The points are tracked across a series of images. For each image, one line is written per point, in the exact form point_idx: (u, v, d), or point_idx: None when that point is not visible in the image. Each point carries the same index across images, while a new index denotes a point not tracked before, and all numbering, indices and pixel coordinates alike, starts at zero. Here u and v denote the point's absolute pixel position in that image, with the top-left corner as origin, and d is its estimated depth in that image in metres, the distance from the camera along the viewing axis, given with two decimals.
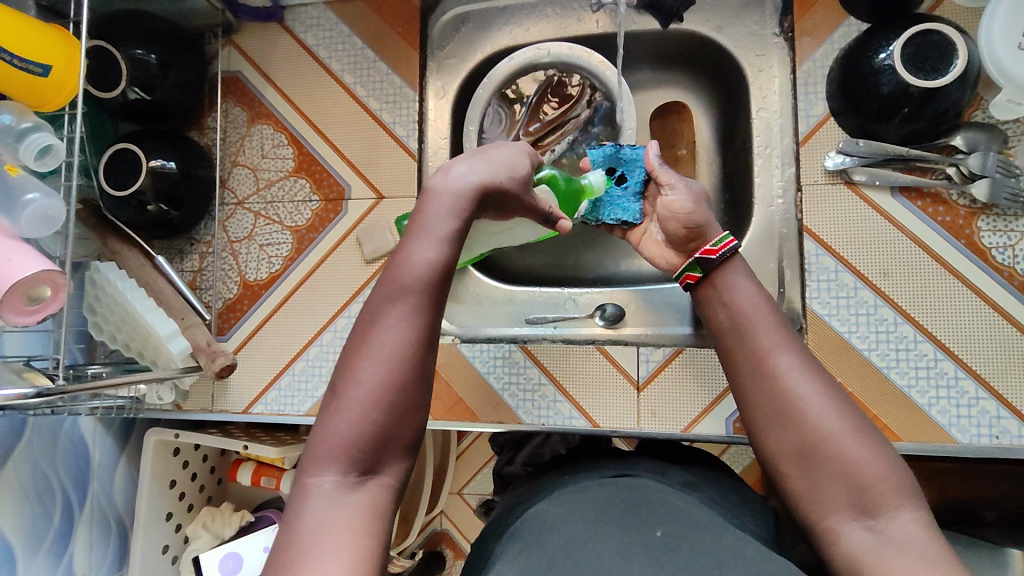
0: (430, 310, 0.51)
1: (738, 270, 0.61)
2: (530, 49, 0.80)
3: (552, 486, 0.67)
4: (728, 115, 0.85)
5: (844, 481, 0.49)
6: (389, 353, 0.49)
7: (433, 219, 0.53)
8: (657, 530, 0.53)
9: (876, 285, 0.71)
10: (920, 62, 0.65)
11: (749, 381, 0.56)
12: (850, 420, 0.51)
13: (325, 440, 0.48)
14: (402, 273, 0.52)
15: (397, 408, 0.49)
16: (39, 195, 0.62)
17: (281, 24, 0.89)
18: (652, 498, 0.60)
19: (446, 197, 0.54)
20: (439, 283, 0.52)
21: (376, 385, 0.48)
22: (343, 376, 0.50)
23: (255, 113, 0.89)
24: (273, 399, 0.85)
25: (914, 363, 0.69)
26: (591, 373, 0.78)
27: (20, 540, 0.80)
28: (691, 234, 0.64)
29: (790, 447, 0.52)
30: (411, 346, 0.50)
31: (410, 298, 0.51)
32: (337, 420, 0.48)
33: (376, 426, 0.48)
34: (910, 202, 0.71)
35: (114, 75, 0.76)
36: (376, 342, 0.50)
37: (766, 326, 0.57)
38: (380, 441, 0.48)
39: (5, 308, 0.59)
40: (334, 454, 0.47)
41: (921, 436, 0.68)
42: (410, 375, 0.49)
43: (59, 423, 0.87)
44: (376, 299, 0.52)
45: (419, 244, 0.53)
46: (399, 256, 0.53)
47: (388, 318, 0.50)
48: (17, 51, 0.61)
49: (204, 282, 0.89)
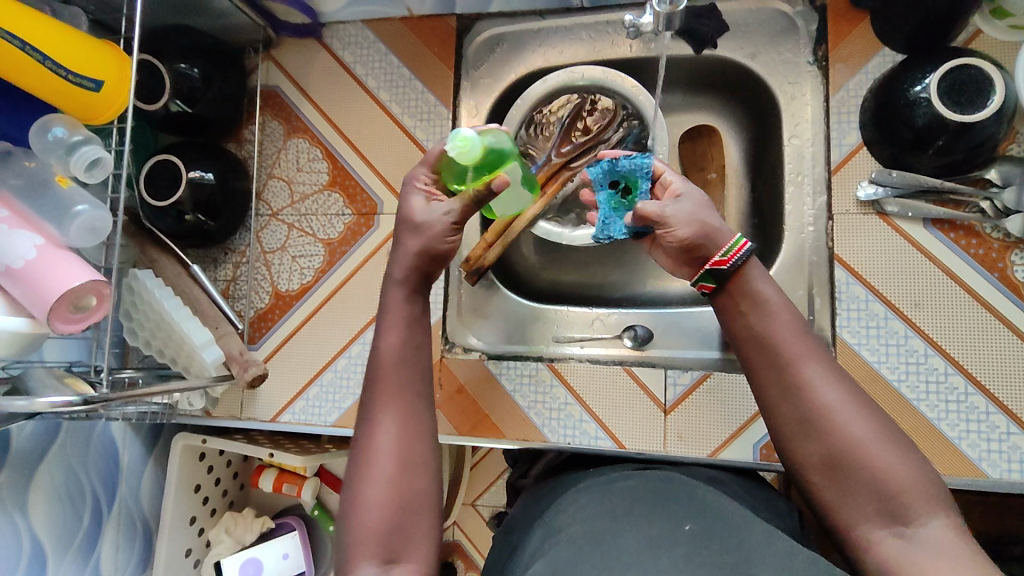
0: (404, 402, 0.58)
1: (755, 278, 0.60)
2: (564, 72, 0.82)
3: (576, 482, 0.71)
4: (760, 140, 0.86)
5: (875, 490, 0.50)
6: (385, 452, 0.55)
7: (386, 327, 0.61)
8: (685, 524, 0.55)
9: (907, 315, 0.71)
10: (956, 96, 0.66)
11: (774, 394, 0.56)
12: (877, 428, 0.52)
13: (348, 550, 0.53)
14: (374, 384, 0.59)
15: (403, 501, 0.54)
16: (88, 206, 0.64)
17: (320, 41, 0.91)
18: (686, 496, 0.60)
19: (396, 292, 0.62)
20: (407, 376, 0.59)
21: (380, 488, 0.54)
22: (356, 486, 0.55)
23: (291, 127, 0.91)
24: (301, 409, 0.86)
25: (945, 396, 0.69)
26: (617, 394, 0.78)
27: (50, 539, 0.82)
28: (693, 249, 0.61)
29: (818, 457, 0.53)
30: (405, 431, 0.56)
31: (390, 394, 0.58)
32: (358, 522, 0.53)
33: (388, 518, 0.53)
34: (942, 234, 0.71)
35: (159, 89, 0.79)
36: (373, 446, 0.56)
37: (788, 334, 0.57)
38: (395, 529, 0.53)
39: (54, 317, 0.60)
40: (363, 549, 0.52)
41: (950, 470, 0.68)
42: (404, 465, 0.55)
43: (92, 426, 0.88)
44: (366, 410, 0.58)
45: (386, 341, 0.60)
46: (369, 371, 0.60)
47: (381, 419, 0.57)
48: (72, 67, 0.62)
49: (237, 291, 0.90)
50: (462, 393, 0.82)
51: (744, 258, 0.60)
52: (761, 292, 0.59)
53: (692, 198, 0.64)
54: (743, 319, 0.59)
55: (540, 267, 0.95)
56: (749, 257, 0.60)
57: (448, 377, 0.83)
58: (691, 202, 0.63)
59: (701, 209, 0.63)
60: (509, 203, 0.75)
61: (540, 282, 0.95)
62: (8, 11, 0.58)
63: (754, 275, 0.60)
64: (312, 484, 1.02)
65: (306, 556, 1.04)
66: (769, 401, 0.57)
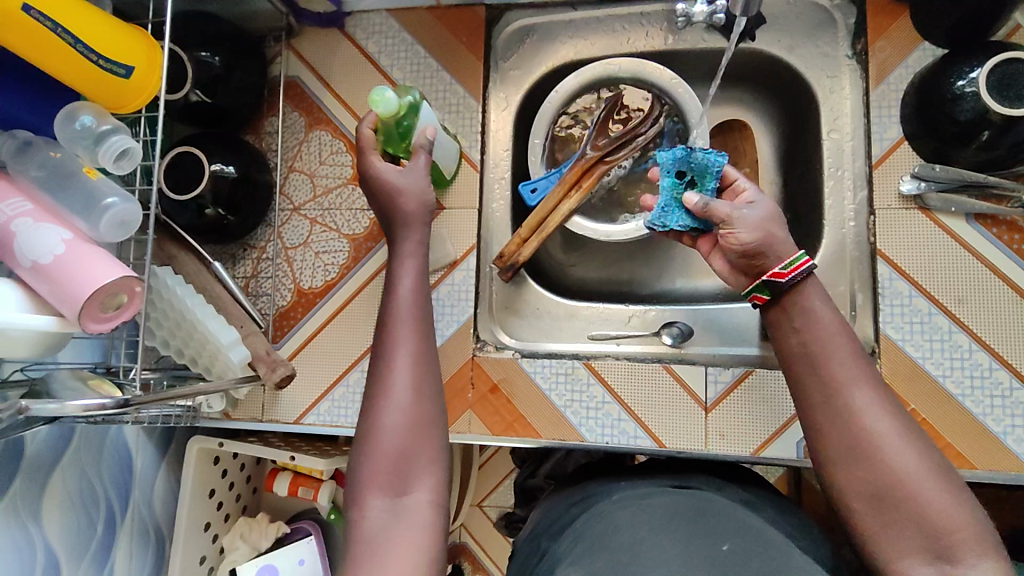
0: (415, 339, 0.63)
1: (810, 296, 0.60)
2: (598, 65, 0.81)
3: (602, 491, 0.70)
4: (793, 134, 0.85)
5: (922, 526, 0.51)
6: (397, 386, 0.60)
7: (400, 270, 0.67)
8: (722, 545, 0.55)
9: (951, 311, 0.71)
10: (1005, 90, 0.65)
11: (823, 417, 0.56)
12: (927, 461, 0.53)
13: (361, 474, 0.58)
14: (388, 319, 0.64)
15: (413, 432, 0.59)
16: (117, 199, 0.60)
17: (342, 30, 0.88)
18: (720, 510, 0.61)
19: (408, 243, 0.68)
20: (418, 314, 0.65)
21: (392, 419, 0.59)
22: (369, 416, 0.60)
23: (313, 119, 0.88)
24: (326, 410, 0.83)
25: (990, 391, 0.69)
26: (657, 391, 0.77)
27: (65, 550, 0.78)
28: (753, 255, 0.60)
29: (864, 485, 0.54)
30: (416, 370, 0.61)
31: (398, 334, 0.63)
32: (370, 449, 0.58)
33: (398, 449, 0.58)
34: (985, 228, 0.71)
35: (181, 79, 0.75)
36: (386, 381, 0.61)
37: (843, 356, 0.57)
38: (404, 459, 0.58)
39: (86, 317, 0.57)
40: (375, 474, 0.57)
41: (996, 465, 0.68)
42: (415, 400, 0.60)
43: (105, 430, 0.85)
44: (378, 346, 0.63)
45: (395, 287, 0.65)
46: (384, 307, 0.65)
47: (391, 357, 0.62)
48: (102, 51, 0.59)
49: (257, 288, 0.87)
50: (495, 392, 0.80)
51: (805, 274, 0.59)
52: (814, 309, 0.59)
53: (763, 205, 0.62)
54: (795, 337, 0.59)
55: (568, 263, 0.94)
56: (810, 274, 0.59)
57: (481, 376, 0.80)
58: (762, 209, 0.61)
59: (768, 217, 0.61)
60: (444, 150, 0.78)
61: (568, 278, 0.93)
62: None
63: (811, 294, 0.59)
64: (329, 487, 1.00)
65: (322, 562, 1.00)
66: (816, 422, 0.57)
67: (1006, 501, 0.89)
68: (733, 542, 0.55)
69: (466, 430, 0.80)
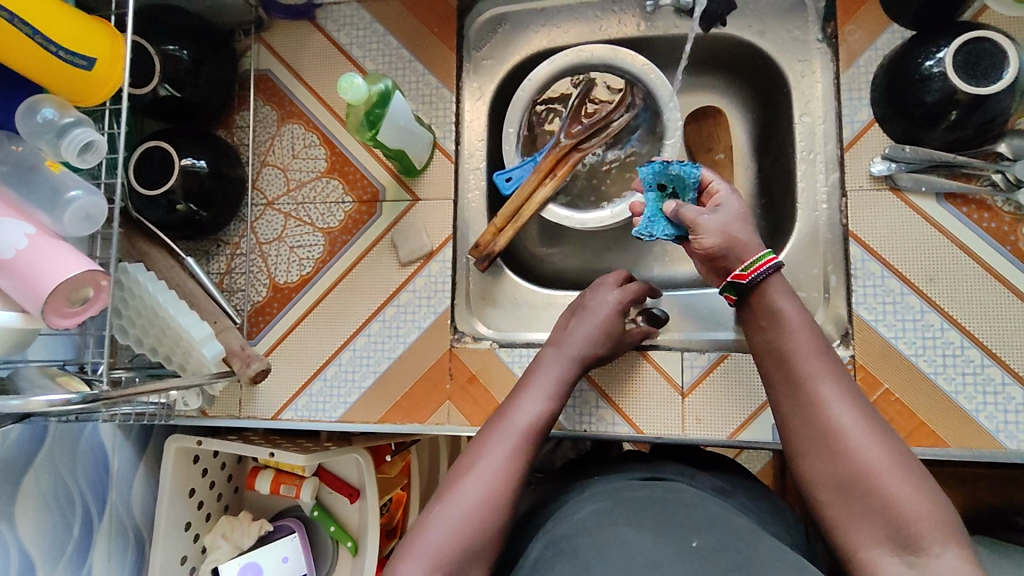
0: (523, 460, 0.63)
1: (775, 293, 0.62)
2: (571, 52, 0.79)
3: (583, 484, 0.70)
4: (766, 120, 0.85)
5: (886, 515, 0.51)
6: (483, 484, 0.60)
7: (533, 394, 0.69)
8: (693, 541, 0.55)
9: (922, 290, 0.71)
10: (971, 69, 0.65)
11: (792, 411, 0.58)
12: (892, 453, 0.54)
13: (410, 551, 0.57)
14: (506, 426, 0.65)
15: (479, 528, 0.58)
16: (81, 192, 0.60)
17: (313, 22, 0.87)
18: (686, 500, 0.62)
19: (551, 369, 0.71)
20: (534, 440, 0.65)
21: (468, 504, 0.59)
22: (446, 493, 0.61)
23: (285, 113, 0.87)
24: (304, 405, 0.82)
25: (961, 368, 0.69)
26: (634, 378, 0.77)
27: (41, 552, 0.77)
28: (718, 258, 0.63)
29: (831, 477, 0.55)
30: (506, 480, 0.61)
31: (510, 439, 0.64)
32: (435, 526, 0.58)
33: (461, 548, 0.57)
34: (955, 208, 0.72)
35: (149, 72, 0.74)
36: (475, 471, 0.62)
37: (807, 351, 0.59)
38: (466, 558, 0.57)
39: (49, 311, 0.56)
40: (428, 551, 0.56)
41: (969, 441, 0.68)
42: (496, 509, 0.60)
43: (80, 430, 0.84)
44: (483, 438, 0.65)
45: (530, 400, 0.68)
46: (504, 416, 0.67)
47: (488, 453, 0.63)
48: (64, 43, 0.58)
49: (231, 284, 0.86)
50: (472, 383, 0.80)
51: (771, 271, 0.62)
52: (777, 306, 0.61)
53: (728, 206, 0.65)
54: (762, 335, 0.62)
55: (546, 254, 0.93)
56: (775, 270, 0.62)
57: (459, 367, 0.81)
58: (725, 213, 0.64)
59: (733, 220, 0.64)
60: (417, 141, 0.78)
61: (546, 268, 0.92)
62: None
63: (774, 291, 0.62)
64: (311, 484, 0.99)
65: (307, 559, 1.00)
66: (787, 418, 0.59)
67: (983, 479, 0.91)
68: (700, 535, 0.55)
69: (444, 420, 0.80)
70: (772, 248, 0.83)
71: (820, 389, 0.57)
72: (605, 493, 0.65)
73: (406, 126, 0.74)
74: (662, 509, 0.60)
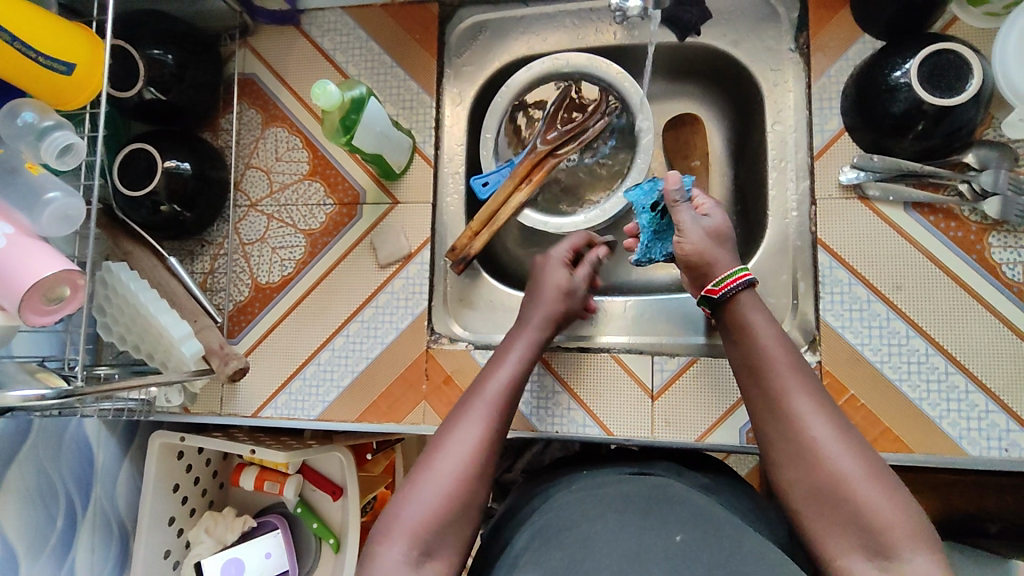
0: (498, 424, 0.63)
1: (748, 308, 0.64)
2: (549, 59, 0.82)
3: (567, 480, 0.71)
4: (742, 128, 0.87)
5: (860, 524, 0.52)
6: (462, 452, 0.60)
7: (507, 359, 0.69)
8: (676, 535, 0.56)
9: (889, 298, 0.72)
10: (936, 80, 0.66)
11: (769, 422, 0.59)
12: (865, 462, 0.54)
13: (390, 526, 0.56)
14: (481, 393, 0.65)
15: (455, 503, 0.57)
16: (60, 193, 0.61)
17: (298, 27, 0.89)
18: (670, 494, 0.63)
19: (521, 340, 0.71)
20: (509, 405, 0.65)
21: (444, 478, 0.58)
22: (420, 466, 0.60)
23: (270, 116, 0.89)
24: (284, 403, 0.83)
25: (925, 376, 0.70)
26: (605, 381, 0.78)
27: (23, 544, 0.79)
28: (697, 267, 0.66)
29: (807, 487, 0.55)
30: (481, 450, 0.60)
31: (483, 409, 0.63)
32: (410, 502, 0.57)
33: (437, 520, 0.56)
34: (922, 217, 0.73)
35: (133, 77, 0.76)
36: (450, 443, 0.60)
37: (781, 366, 0.60)
38: (441, 533, 0.56)
39: (26, 309, 0.58)
40: (404, 529, 0.55)
41: (932, 447, 0.69)
42: (475, 477, 0.59)
43: (64, 424, 0.85)
44: (455, 410, 0.64)
45: (498, 371, 0.67)
46: (478, 383, 0.66)
47: (461, 426, 0.62)
48: (43, 49, 0.60)
49: (215, 284, 0.88)
50: (447, 383, 0.81)
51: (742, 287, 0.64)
52: (751, 322, 0.63)
53: (715, 219, 0.67)
54: (738, 351, 0.64)
55: (526, 257, 0.94)
56: (748, 286, 0.64)
57: (434, 368, 0.82)
58: (710, 225, 0.67)
59: (716, 230, 0.67)
60: (395, 145, 0.79)
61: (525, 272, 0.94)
62: (9, 9, 0.59)
63: (747, 306, 0.64)
64: (295, 480, 1.00)
65: (290, 555, 1.02)
66: (765, 429, 0.60)
67: (956, 485, 0.92)
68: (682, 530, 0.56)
69: (419, 420, 0.81)
70: (745, 255, 0.84)
71: (793, 403, 0.58)
72: (571, 493, 0.66)
73: (383, 132, 0.76)
74: (624, 510, 0.60)
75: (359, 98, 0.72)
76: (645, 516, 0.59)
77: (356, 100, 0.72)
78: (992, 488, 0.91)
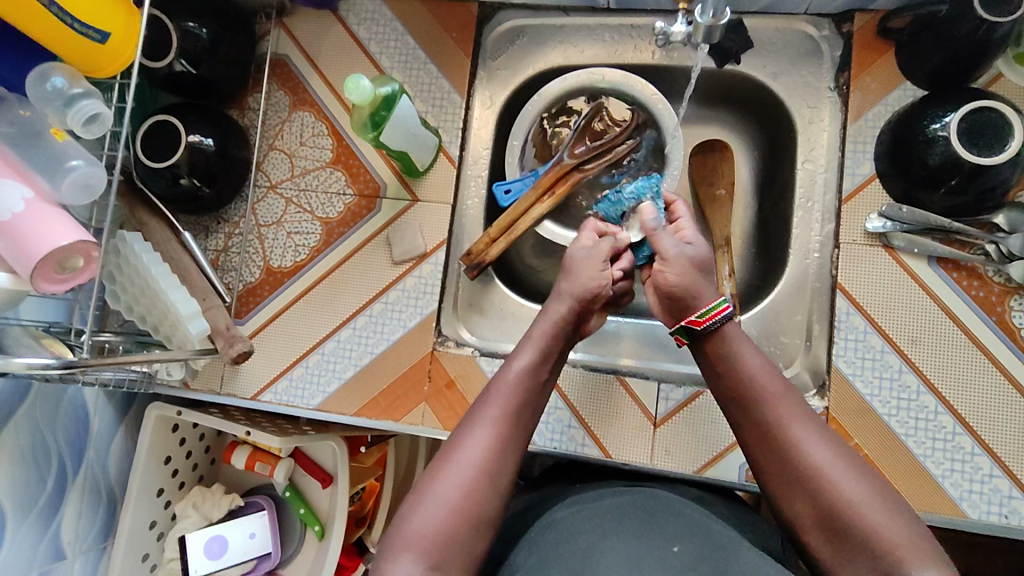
0: (508, 427, 0.61)
1: (734, 340, 0.64)
2: (586, 72, 0.82)
3: (565, 492, 0.71)
4: (771, 160, 0.86)
5: (869, 548, 0.52)
6: (473, 456, 0.58)
7: (523, 351, 0.65)
8: (674, 546, 0.57)
9: (904, 351, 0.71)
10: (974, 137, 0.66)
11: (766, 452, 0.59)
12: (867, 485, 0.55)
13: (397, 539, 0.55)
14: (497, 393, 0.62)
15: (462, 515, 0.56)
16: (82, 162, 0.61)
17: (335, 13, 0.88)
18: (670, 507, 0.63)
19: (540, 330, 0.67)
20: (525, 404, 0.63)
21: (452, 490, 0.56)
22: (427, 479, 0.58)
23: (298, 100, 0.88)
24: (284, 389, 0.83)
25: (932, 433, 0.69)
26: (609, 404, 0.78)
27: (12, 503, 0.78)
28: (679, 293, 0.66)
29: (812, 513, 0.55)
30: (491, 458, 0.58)
31: (493, 412, 0.61)
32: (418, 515, 0.55)
33: (445, 532, 0.55)
34: (945, 273, 0.72)
35: (164, 48, 0.76)
36: (459, 454, 0.58)
37: (775, 392, 0.60)
38: (449, 544, 0.55)
39: (39, 277, 0.58)
40: (409, 545, 0.54)
41: (934, 507, 0.68)
42: (490, 480, 0.58)
43: (63, 388, 0.85)
44: (466, 418, 0.62)
45: (510, 366, 0.64)
46: (497, 378, 0.64)
47: (469, 436, 0.59)
48: (77, 15, 0.60)
49: (226, 263, 0.86)
50: (450, 387, 0.81)
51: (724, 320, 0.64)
52: (738, 352, 0.63)
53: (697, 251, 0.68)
54: (720, 378, 0.64)
55: (540, 267, 0.93)
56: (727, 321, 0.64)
57: (438, 370, 0.81)
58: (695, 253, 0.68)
59: (700, 260, 0.67)
60: (421, 143, 0.79)
61: (538, 282, 0.93)
62: None
63: (735, 338, 0.64)
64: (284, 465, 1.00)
65: (273, 538, 1.02)
66: (757, 457, 0.60)
67: (948, 542, 0.92)
68: (681, 542, 0.57)
69: (418, 422, 0.81)
70: (761, 288, 0.84)
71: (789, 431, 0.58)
72: (562, 508, 0.66)
73: (411, 130, 0.76)
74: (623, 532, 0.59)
75: (386, 97, 0.72)
76: (630, 537, 0.58)
77: (386, 99, 0.72)
78: (985, 549, 0.91)
